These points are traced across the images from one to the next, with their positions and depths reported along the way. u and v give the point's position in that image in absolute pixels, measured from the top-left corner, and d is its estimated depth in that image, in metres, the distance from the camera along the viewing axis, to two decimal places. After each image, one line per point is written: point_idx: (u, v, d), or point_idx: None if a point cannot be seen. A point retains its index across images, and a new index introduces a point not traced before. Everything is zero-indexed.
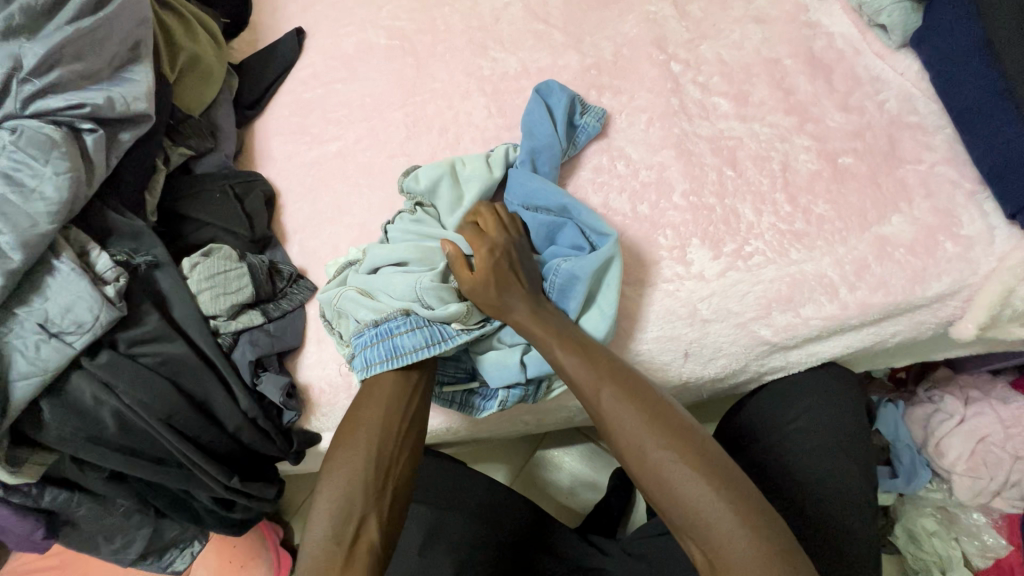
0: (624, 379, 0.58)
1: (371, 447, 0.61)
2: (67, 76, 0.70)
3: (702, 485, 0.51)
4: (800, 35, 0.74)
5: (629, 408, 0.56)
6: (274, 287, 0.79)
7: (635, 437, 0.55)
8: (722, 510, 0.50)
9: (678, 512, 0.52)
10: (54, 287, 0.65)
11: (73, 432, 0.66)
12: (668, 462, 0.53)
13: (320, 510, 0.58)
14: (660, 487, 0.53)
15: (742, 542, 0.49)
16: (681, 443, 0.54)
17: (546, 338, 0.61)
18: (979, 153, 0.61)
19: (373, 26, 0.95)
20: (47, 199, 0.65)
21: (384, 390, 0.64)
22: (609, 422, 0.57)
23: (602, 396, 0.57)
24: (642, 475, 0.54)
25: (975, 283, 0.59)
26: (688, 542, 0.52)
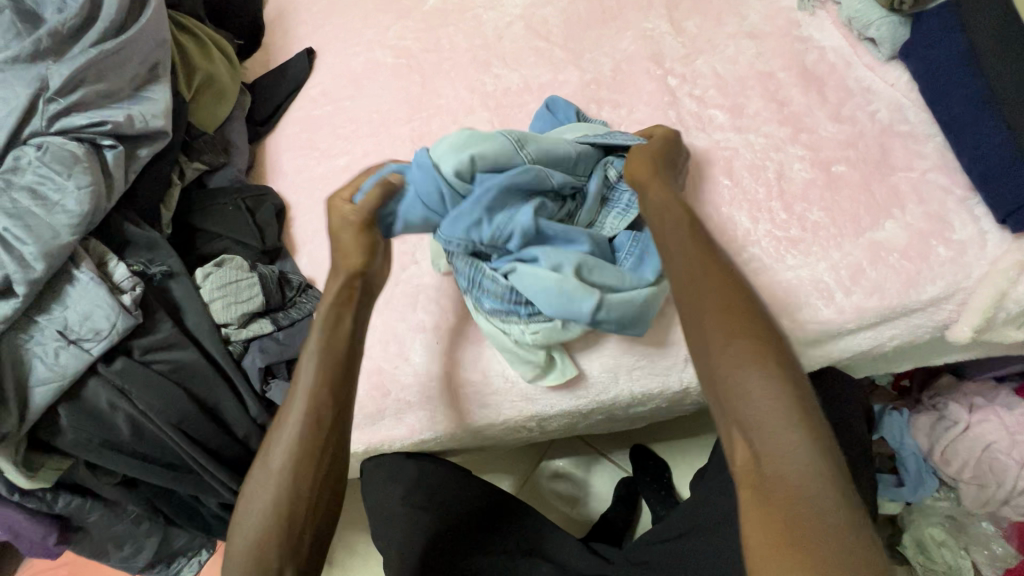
0: (726, 288, 0.54)
1: (292, 473, 0.56)
2: (91, 95, 0.73)
3: (780, 398, 0.47)
4: (793, 50, 0.76)
5: (719, 312, 0.52)
6: (284, 297, 0.81)
7: (706, 331, 0.52)
8: (790, 426, 0.46)
9: (738, 409, 0.48)
10: (73, 295, 0.67)
11: (88, 438, 0.68)
12: (737, 357, 0.50)
13: (240, 544, 0.54)
14: (732, 386, 0.49)
15: (798, 460, 0.45)
16: (769, 357, 0.49)
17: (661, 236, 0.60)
18: (968, 161, 0.63)
19: (380, 46, 0.98)
20: (69, 212, 0.68)
21: (297, 412, 0.58)
22: (690, 316, 0.54)
23: (692, 286, 0.55)
24: (712, 372, 0.51)
25: (969, 287, 0.60)
26: (733, 442, 0.48)
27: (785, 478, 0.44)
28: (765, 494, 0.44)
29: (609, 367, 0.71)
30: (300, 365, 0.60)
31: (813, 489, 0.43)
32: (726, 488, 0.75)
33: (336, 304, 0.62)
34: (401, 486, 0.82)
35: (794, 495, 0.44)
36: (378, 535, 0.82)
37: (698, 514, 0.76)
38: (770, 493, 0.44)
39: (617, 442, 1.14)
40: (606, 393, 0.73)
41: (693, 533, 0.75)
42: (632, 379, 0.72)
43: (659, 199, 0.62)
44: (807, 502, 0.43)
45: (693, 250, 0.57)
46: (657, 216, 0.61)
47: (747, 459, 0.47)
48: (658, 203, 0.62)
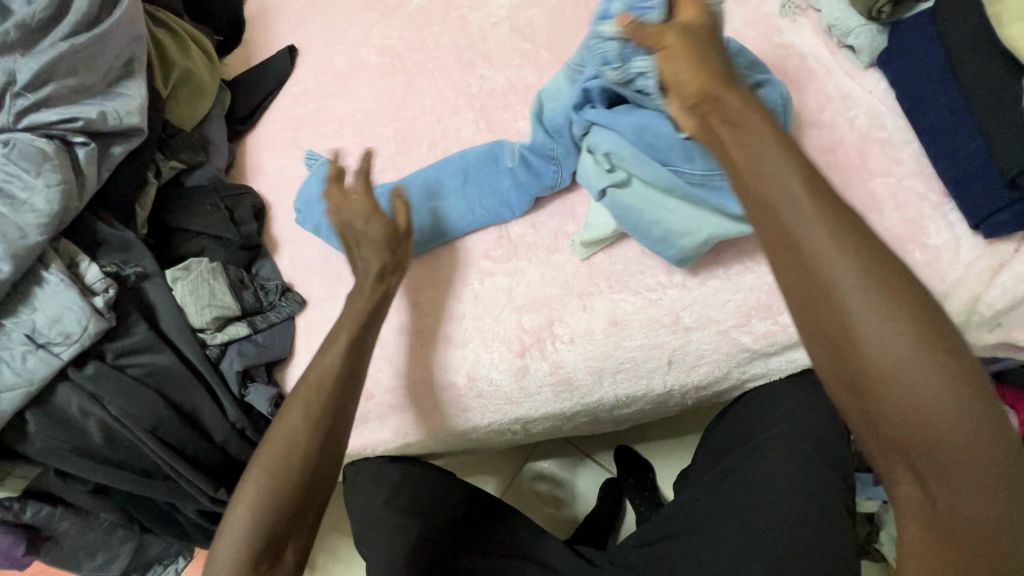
0: (869, 263, 0.42)
1: (297, 475, 0.58)
2: (61, 90, 0.71)
3: (962, 421, 0.40)
4: (774, 55, 0.77)
5: (892, 316, 0.41)
6: (262, 300, 0.79)
7: (882, 331, 0.41)
8: (982, 458, 0.40)
9: (923, 443, 0.40)
10: (42, 298, 0.65)
11: (58, 444, 0.66)
12: (918, 375, 0.40)
13: (232, 533, 0.56)
14: (906, 414, 0.40)
15: (979, 497, 0.40)
16: (960, 371, 0.40)
17: (779, 205, 0.46)
18: (943, 167, 0.64)
19: (364, 44, 0.97)
20: (38, 211, 0.65)
21: (313, 411, 0.60)
22: (859, 325, 0.42)
23: (843, 281, 0.42)
24: (887, 392, 0.41)
25: (943, 290, 0.62)
26: (896, 471, 0.43)
27: (957, 516, 0.41)
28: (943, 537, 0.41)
29: (593, 371, 0.71)
30: (311, 372, 0.62)
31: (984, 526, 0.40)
32: (707, 489, 0.76)
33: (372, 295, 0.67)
34: (384, 490, 0.83)
35: (964, 534, 0.41)
36: (358, 539, 0.81)
37: (682, 516, 0.77)
38: (948, 533, 0.41)
39: (601, 442, 1.14)
40: (590, 396, 0.73)
41: (679, 536, 0.75)
42: (615, 383, 0.72)
43: (780, 156, 0.47)
44: (977, 541, 0.40)
45: (818, 221, 0.44)
46: (782, 164, 0.46)
47: (916, 494, 0.42)
48: (753, 142, 0.48)
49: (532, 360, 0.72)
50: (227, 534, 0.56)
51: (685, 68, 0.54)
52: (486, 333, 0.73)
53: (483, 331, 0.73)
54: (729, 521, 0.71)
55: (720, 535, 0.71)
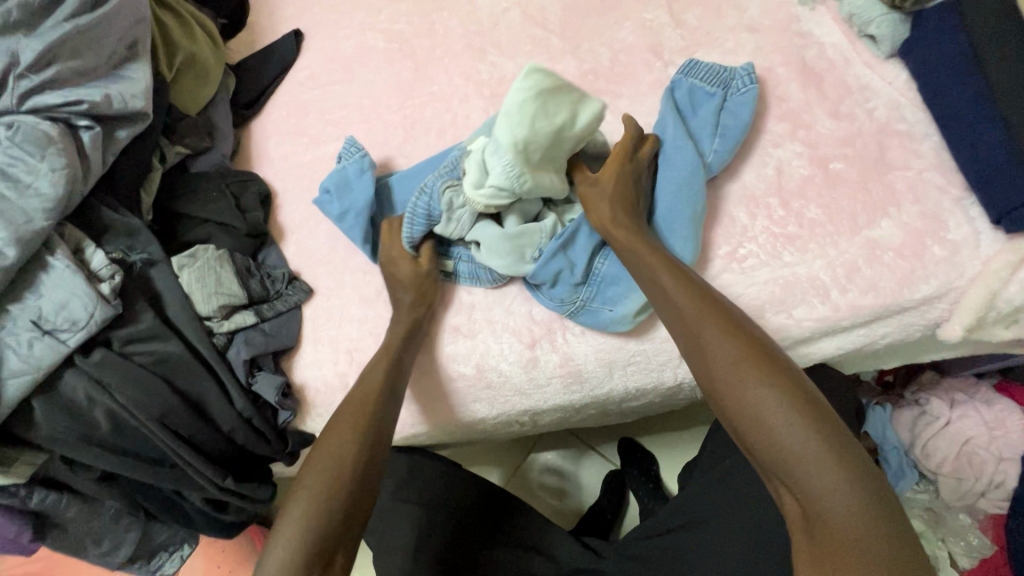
0: (725, 323, 0.55)
1: (353, 483, 0.58)
2: (65, 72, 0.69)
3: (805, 438, 0.48)
4: (792, 45, 0.75)
5: (735, 360, 0.53)
6: (269, 288, 0.78)
7: (729, 364, 0.53)
8: (823, 465, 0.47)
9: (773, 454, 0.49)
10: (48, 284, 0.64)
11: (65, 431, 0.65)
12: (763, 395, 0.51)
13: (291, 538, 0.55)
14: (761, 435, 0.50)
15: (840, 500, 0.46)
16: (792, 395, 0.50)
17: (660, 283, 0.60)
18: (964, 160, 0.63)
19: (371, 29, 0.95)
20: (43, 195, 0.64)
21: (364, 425, 0.62)
22: (714, 367, 0.54)
23: (703, 329, 0.56)
24: (747, 420, 0.51)
25: (961, 286, 0.61)
26: (779, 491, 0.50)
27: (832, 526, 0.45)
28: (814, 541, 0.46)
29: (604, 363, 0.70)
30: (367, 392, 0.64)
31: (851, 527, 0.45)
32: (718, 484, 0.75)
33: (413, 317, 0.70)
34: (391, 481, 0.82)
35: (840, 545, 0.45)
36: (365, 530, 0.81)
37: (689, 509, 0.77)
38: (824, 539, 0.46)
39: (606, 434, 1.14)
40: (600, 388, 0.72)
41: (687, 528, 0.75)
42: (626, 376, 0.71)
43: (645, 249, 0.63)
44: (849, 543, 0.44)
45: (687, 295, 0.58)
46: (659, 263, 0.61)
47: (794, 507, 0.48)
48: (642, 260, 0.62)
49: (543, 352, 0.71)
50: (277, 553, 0.55)
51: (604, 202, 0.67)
52: (496, 324, 0.72)
53: (494, 323, 0.73)
54: (739, 516, 0.71)
55: (729, 530, 0.71)
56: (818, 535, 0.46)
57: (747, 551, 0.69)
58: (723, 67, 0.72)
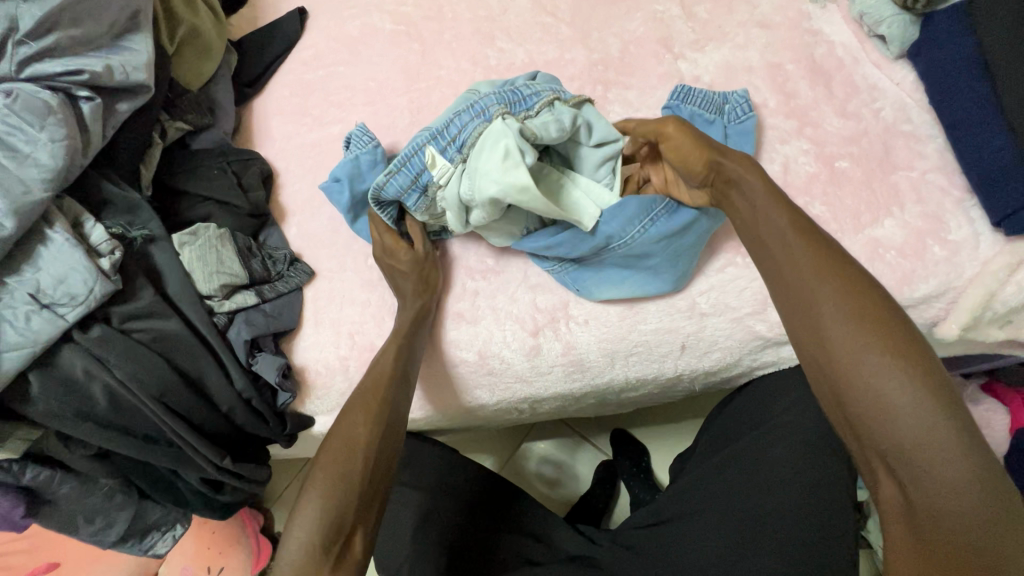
0: (862, 298, 0.48)
1: (365, 465, 0.58)
2: (65, 41, 0.68)
3: (934, 435, 0.43)
4: (803, 42, 0.76)
5: (870, 339, 0.46)
6: (270, 269, 0.78)
7: (851, 336, 0.47)
8: (953, 466, 0.42)
9: (889, 441, 0.44)
10: (46, 257, 0.63)
11: (62, 407, 0.65)
12: (888, 376, 0.45)
13: (307, 518, 0.55)
14: (884, 425, 0.44)
15: (956, 505, 0.42)
16: (933, 389, 0.44)
17: (774, 248, 0.53)
18: (968, 163, 0.64)
19: (378, 10, 0.94)
20: (42, 166, 0.63)
21: (377, 404, 0.62)
22: (840, 343, 0.47)
23: (819, 295, 0.49)
24: (868, 407, 0.45)
25: (959, 286, 0.62)
26: (880, 480, 0.46)
27: (945, 524, 0.42)
28: (919, 539, 0.43)
29: (606, 352, 0.71)
30: (378, 380, 0.63)
31: (967, 527, 0.42)
32: (713, 475, 0.77)
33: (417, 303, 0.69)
34: None
35: (949, 543, 0.42)
36: None
37: (684, 499, 0.78)
38: (933, 535, 0.43)
39: (600, 425, 1.15)
40: (601, 377, 0.73)
41: (683, 517, 0.76)
42: (627, 366, 0.72)
43: (767, 202, 0.54)
44: (961, 547, 0.42)
45: (818, 265, 0.50)
46: (777, 228, 0.53)
47: (896, 499, 0.45)
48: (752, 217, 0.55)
49: (546, 340, 0.71)
50: (295, 530, 0.55)
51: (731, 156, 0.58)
52: (500, 311, 0.73)
53: (497, 310, 0.73)
54: (732, 506, 0.73)
55: (722, 518, 0.72)
56: (922, 528, 0.43)
57: (738, 540, 0.70)
58: (715, 92, 0.71)
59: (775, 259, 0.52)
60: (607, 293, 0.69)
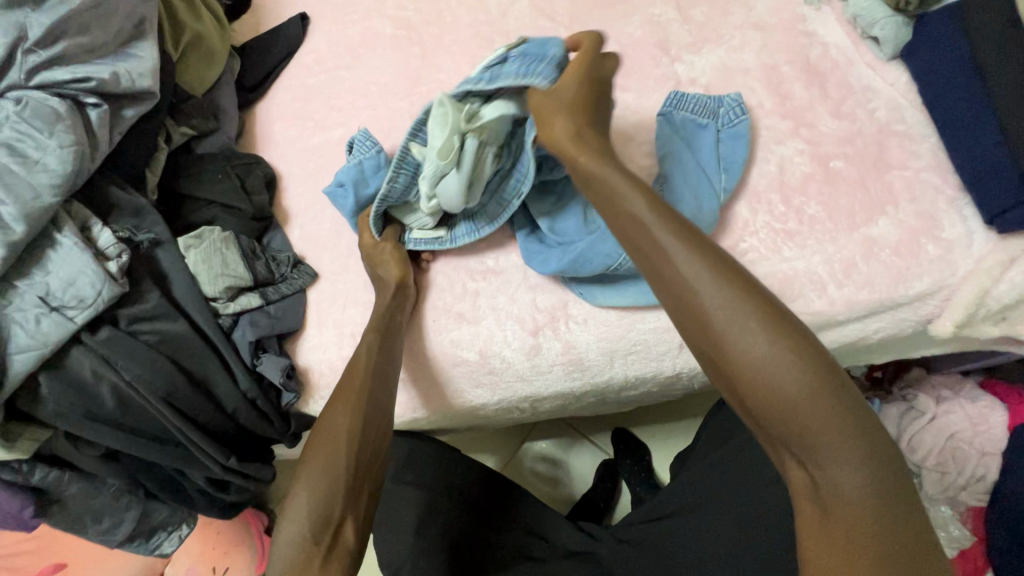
0: (742, 285, 0.48)
1: (351, 454, 0.59)
2: (72, 49, 0.69)
3: (812, 405, 0.44)
4: (797, 44, 0.77)
5: (758, 327, 0.46)
6: (274, 271, 0.79)
7: (734, 324, 0.47)
8: (839, 438, 0.44)
9: (784, 425, 0.45)
10: (55, 261, 0.64)
11: (71, 407, 0.66)
12: (777, 362, 0.45)
13: (299, 505, 0.57)
14: (780, 410, 0.45)
15: (851, 475, 0.43)
16: (809, 366, 0.45)
17: (659, 239, 0.52)
18: (961, 162, 0.65)
19: (378, 15, 0.95)
20: (51, 172, 0.64)
21: (360, 392, 0.63)
22: (729, 335, 0.47)
23: (699, 290, 0.49)
24: (761, 394, 0.46)
25: (953, 284, 0.63)
26: (786, 461, 0.47)
27: (849, 504, 0.43)
28: (829, 519, 0.44)
29: (605, 351, 0.72)
30: (353, 372, 0.65)
31: (864, 501, 0.43)
32: (711, 471, 0.77)
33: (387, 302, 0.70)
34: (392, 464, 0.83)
35: (856, 521, 0.43)
36: None
37: (683, 495, 0.79)
38: (840, 518, 0.43)
39: (601, 425, 1.16)
40: (600, 376, 0.74)
41: (681, 514, 0.77)
42: (625, 364, 0.73)
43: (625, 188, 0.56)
44: (863, 523, 0.43)
45: (701, 259, 0.50)
46: (650, 219, 0.53)
47: (803, 482, 0.46)
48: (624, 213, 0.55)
49: (545, 339, 0.72)
50: (287, 524, 0.56)
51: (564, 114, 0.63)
52: (500, 312, 0.74)
53: (497, 310, 0.74)
54: (731, 501, 0.73)
55: (720, 514, 0.73)
56: (828, 510, 0.44)
57: (736, 537, 0.71)
58: (708, 98, 0.73)
59: (655, 255, 0.52)
60: (612, 300, 0.70)
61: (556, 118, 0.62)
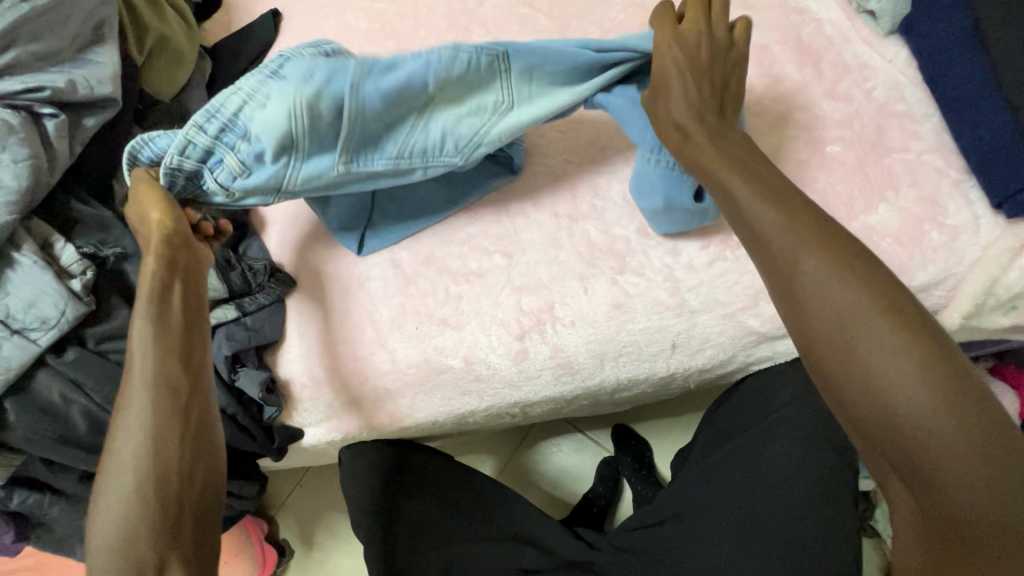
0: (903, 318, 0.45)
1: (152, 480, 0.48)
2: (24, 57, 0.66)
3: (959, 443, 0.41)
4: (789, 21, 0.72)
5: (900, 356, 0.43)
6: (250, 281, 0.75)
7: (880, 358, 0.44)
8: (968, 460, 0.41)
9: (917, 464, 0.42)
10: (15, 281, 0.62)
11: (41, 433, 0.63)
12: (920, 398, 0.42)
13: (99, 551, 0.47)
14: (926, 449, 0.42)
15: (987, 512, 0.41)
16: (957, 400, 0.42)
17: (799, 260, 0.48)
18: (966, 143, 0.61)
19: (351, 8, 0.91)
20: (5, 189, 0.62)
21: (141, 394, 0.50)
22: (871, 359, 0.44)
23: (866, 321, 0.45)
24: (905, 430, 0.43)
25: (960, 272, 0.60)
26: (893, 484, 0.45)
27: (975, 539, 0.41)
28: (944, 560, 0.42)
29: (595, 353, 0.69)
30: (129, 374, 0.51)
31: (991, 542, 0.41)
32: (711, 472, 0.74)
33: (157, 280, 0.54)
34: (380, 474, 0.79)
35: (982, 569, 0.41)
36: (354, 524, 0.79)
37: (682, 499, 0.76)
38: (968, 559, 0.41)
39: (601, 422, 1.13)
40: (591, 379, 0.71)
41: (679, 518, 0.74)
42: (617, 366, 0.70)
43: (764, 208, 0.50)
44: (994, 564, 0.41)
45: (863, 288, 0.45)
46: (783, 228, 0.49)
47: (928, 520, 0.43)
48: (789, 232, 0.48)
49: (532, 343, 0.69)
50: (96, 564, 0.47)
51: (707, 139, 0.57)
52: (484, 315, 0.71)
53: (482, 314, 0.71)
54: (732, 503, 0.70)
55: (722, 517, 0.70)
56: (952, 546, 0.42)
57: (739, 542, 0.68)
58: None
59: (780, 267, 0.49)
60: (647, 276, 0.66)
61: (675, 104, 0.59)
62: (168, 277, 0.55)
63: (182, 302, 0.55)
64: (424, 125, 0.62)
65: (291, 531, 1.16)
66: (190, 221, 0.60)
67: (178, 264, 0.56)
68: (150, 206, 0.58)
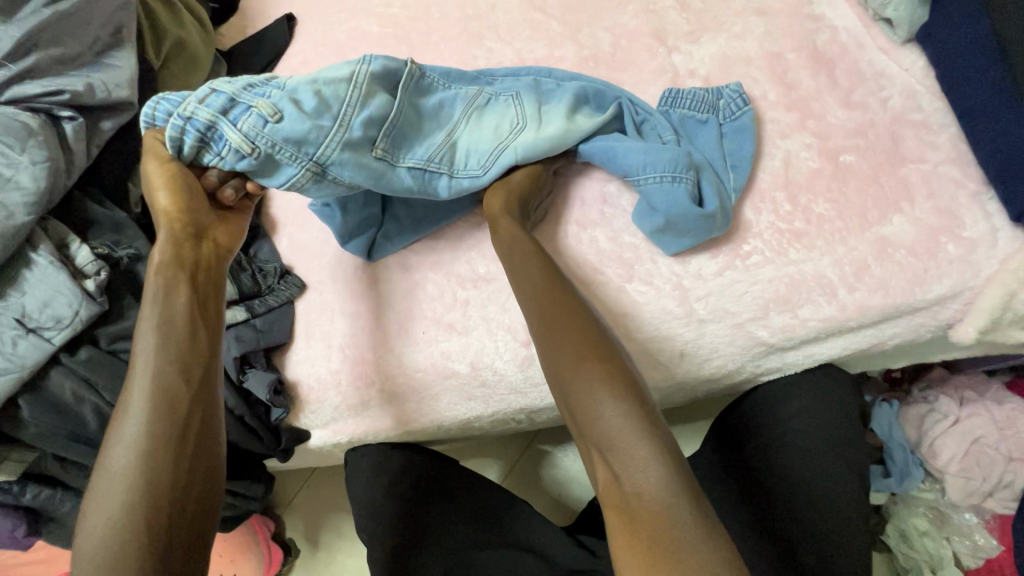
0: (642, 413, 0.49)
1: (143, 474, 0.48)
2: (45, 61, 0.67)
3: (699, 532, 0.44)
4: (803, 29, 0.72)
5: (620, 411, 0.49)
6: (261, 283, 0.77)
7: (631, 450, 0.47)
8: (720, 556, 0.43)
9: (659, 565, 0.43)
10: (32, 281, 0.63)
11: (53, 430, 0.64)
12: (659, 483, 0.46)
13: (84, 556, 0.46)
14: (677, 557, 0.43)
15: None
16: (690, 485, 0.46)
17: (581, 378, 0.51)
18: (984, 153, 0.60)
19: (365, 13, 0.92)
20: (24, 189, 0.63)
21: (141, 393, 0.51)
22: (631, 453, 0.47)
23: (607, 416, 0.49)
24: (656, 534, 0.44)
25: (977, 286, 0.58)
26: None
27: None
28: None
29: None
30: (133, 373, 0.53)
31: None
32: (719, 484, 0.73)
33: (166, 278, 0.57)
34: (386, 477, 0.79)
35: None
36: (359, 528, 0.79)
37: None
38: None
39: None
40: None
41: None
42: None
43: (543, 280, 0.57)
44: None
45: (625, 399, 0.49)
46: (545, 336, 0.54)
47: None
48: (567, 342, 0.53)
49: None
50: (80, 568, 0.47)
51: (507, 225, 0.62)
52: (491, 322, 0.71)
53: (488, 320, 0.71)
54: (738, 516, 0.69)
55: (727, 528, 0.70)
56: None
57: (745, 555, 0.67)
58: (706, 90, 0.69)
59: (568, 384, 0.52)
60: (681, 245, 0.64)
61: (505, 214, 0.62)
62: (175, 280, 0.57)
63: (186, 306, 0.56)
64: (453, 145, 0.65)
65: (297, 531, 1.17)
66: (205, 212, 0.62)
67: (185, 265, 0.58)
68: (162, 190, 0.60)
